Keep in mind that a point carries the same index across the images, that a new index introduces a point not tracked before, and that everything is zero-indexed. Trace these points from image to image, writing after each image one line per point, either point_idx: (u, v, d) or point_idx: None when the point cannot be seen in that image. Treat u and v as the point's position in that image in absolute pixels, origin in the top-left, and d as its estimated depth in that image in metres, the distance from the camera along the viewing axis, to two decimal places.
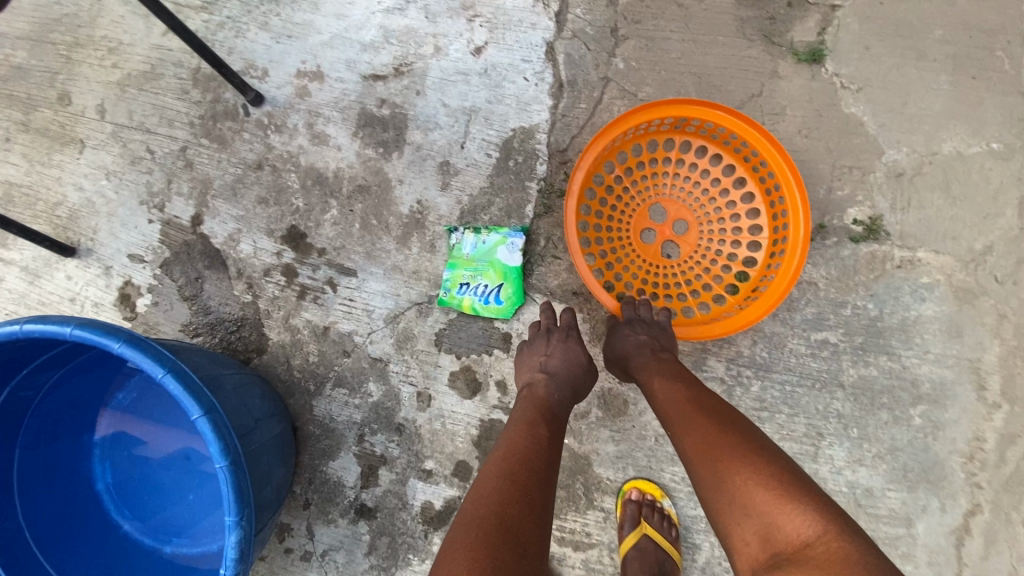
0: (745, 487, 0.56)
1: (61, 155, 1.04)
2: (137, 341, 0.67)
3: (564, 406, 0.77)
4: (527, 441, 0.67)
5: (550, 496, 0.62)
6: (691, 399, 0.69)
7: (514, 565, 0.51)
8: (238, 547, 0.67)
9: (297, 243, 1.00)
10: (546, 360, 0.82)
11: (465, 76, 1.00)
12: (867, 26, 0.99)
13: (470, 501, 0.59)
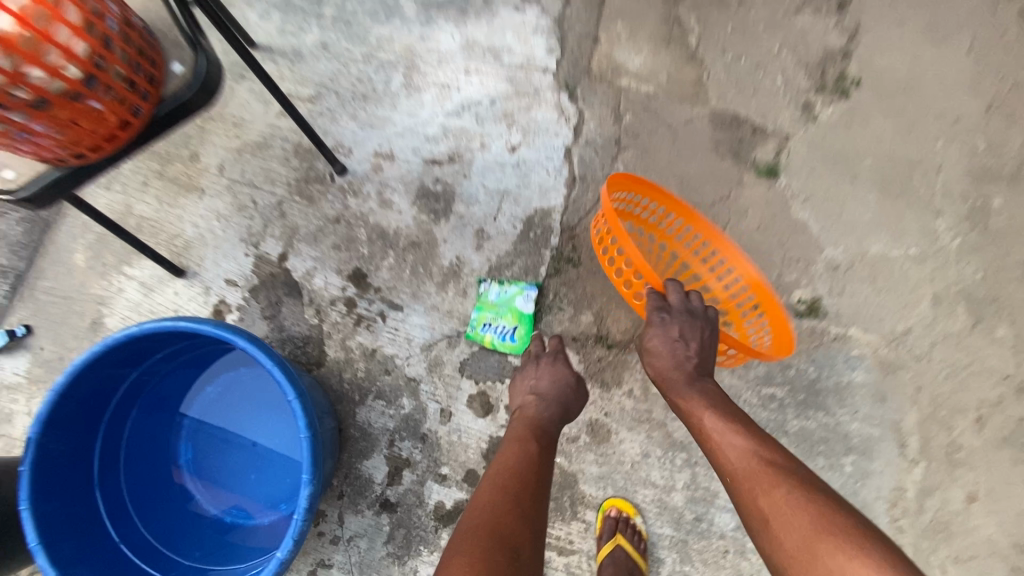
0: (845, 563, 0.66)
1: (184, 199, 1.34)
2: (254, 341, 0.94)
3: (553, 426, 0.99)
4: (522, 460, 0.89)
5: (542, 497, 0.85)
6: (763, 462, 0.81)
7: (504, 562, 0.72)
8: (308, 501, 0.90)
9: (359, 281, 1.27)
10: (536, 384, 1.05)
11: (502, 166, 1.30)
12: (812, 153, 1.29)
13: (482, 514, 0.79)
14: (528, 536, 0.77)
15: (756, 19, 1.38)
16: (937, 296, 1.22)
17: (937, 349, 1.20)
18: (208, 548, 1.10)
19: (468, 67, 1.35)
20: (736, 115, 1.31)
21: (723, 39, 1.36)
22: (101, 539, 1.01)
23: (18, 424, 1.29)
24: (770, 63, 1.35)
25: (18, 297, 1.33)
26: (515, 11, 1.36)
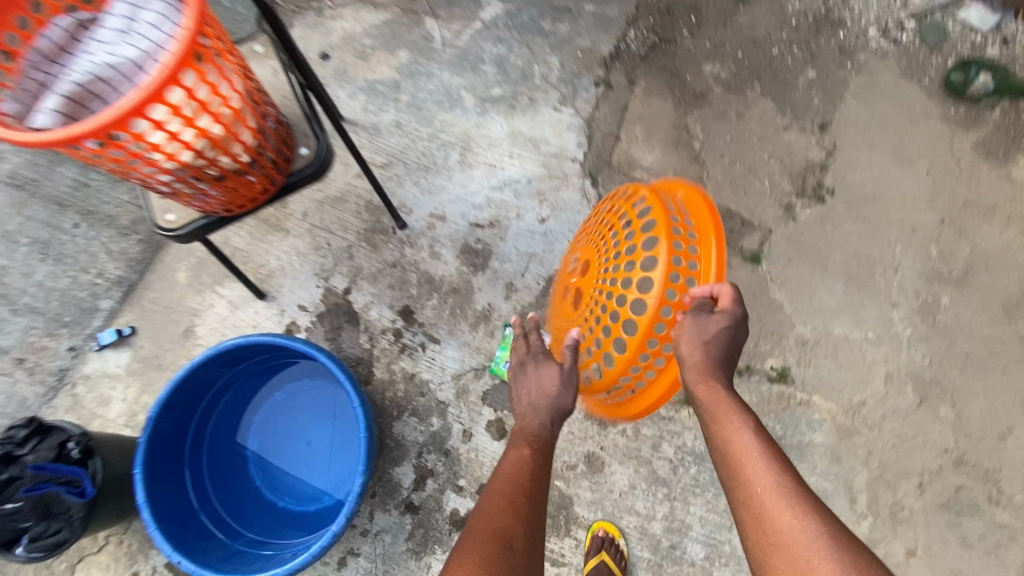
0: None
1: (271, 235, 1.65)
2: (332, 358, 1.27)
3: (548, 434, 1.10)
4: (517, 469, 1.01)
5: (539, 499, 0.99)
6: (795, 489, 0.86)
7: (498, 555, 0.86)
8: (360, 487, 1.20)
9: (407, 316, 1.55)
10: (532, 394, 1.15)
11: (533, 233, 1.59)
12: (790, 246, 1.56)
13: (484, 516, 0.92)
14: (522, 535, 0.90)
15: (750, 132, 1.69)
16: (890, 375, 1.45)
17: (887, 420, 1.41)
18: (265, 524, 1.36)
19: (512, 151, 1.69)
20: (727, 209, 1.61)
21: (722, 147, 1.68)
22: (183, 505, 1.28)
23: (114, 408, 1.57)
24: (760, 169, 1.64)
25: (128, 303, 1.63)
26: (553, 110, 1.73)
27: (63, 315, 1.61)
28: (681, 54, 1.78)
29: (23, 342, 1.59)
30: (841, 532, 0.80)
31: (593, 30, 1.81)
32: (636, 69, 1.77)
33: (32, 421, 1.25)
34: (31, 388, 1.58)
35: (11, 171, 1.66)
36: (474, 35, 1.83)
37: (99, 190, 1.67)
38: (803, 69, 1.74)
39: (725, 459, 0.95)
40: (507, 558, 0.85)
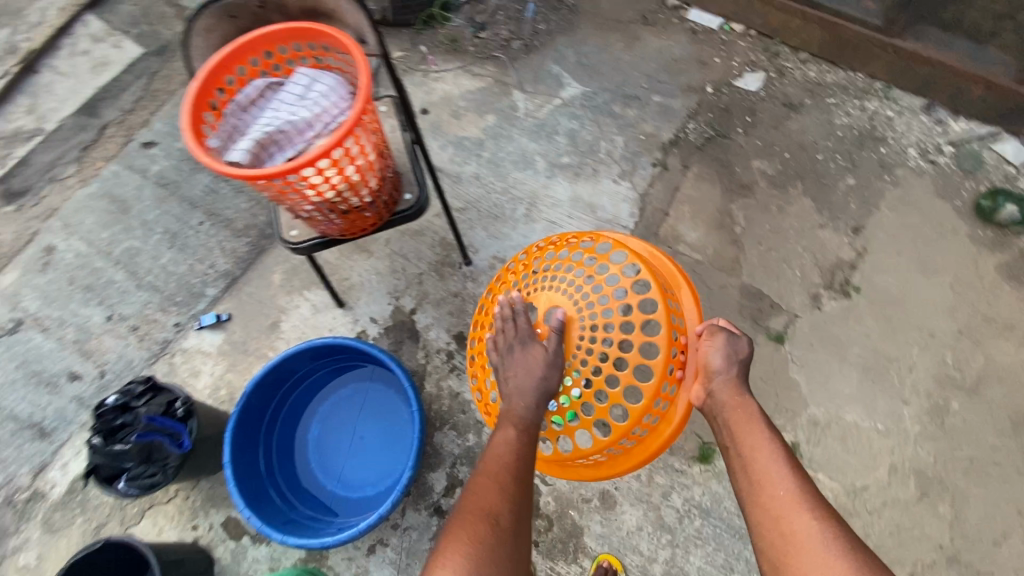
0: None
1: (356, 253, 1.92)
2: (401, 367, 1.49)
3: (532, 418, 1.26)
4: (500, 450, 1.19)
5: (526, 475, 1.17)
6: (805, 491, 1.07)
7: (486, 529, 1.05)
8: (405, 483, 1.39)
9: (460, 341, 1.77)
10: (518, 379, 1.30)
11: None
12: (813, 332, 1.72)
13: (472, 493, 1.12)
14: (507, 510, 1.09)
15: (788, 226, 1.88)
16: (894, 466, 1.57)
17: (886, 508, 1.53)
18: (314, 501, 1.57)
19: (572, 213, 1.94)
20: (758, 291, 1.79)
21: (760, 235, 1.87)
22: (254, 471, 1.51)
23: (203, 380, 1.84)
24: (793, 259, 1.83)
25: (229, 294, 1.92)
26: (613, 182, 1.98)
27: (175, 295, 1.90)
28: (733, 149, 2.01)
29: (139, 312, 1.88)
30: (850, 536, 1.00)
31: (658, 118, 2.07)
32: (691, 156, 2.01)
33: (149, 381, 1.50)
34: (138, 353, 1.85)
35: (158, 171, 1.98)
36: (553, 109, 2.12)
37: (225, 197, 1.98)
38: (843, 176, 1.93)
39: (752, 470, 1.14)
40: (494, 535, 1.05)
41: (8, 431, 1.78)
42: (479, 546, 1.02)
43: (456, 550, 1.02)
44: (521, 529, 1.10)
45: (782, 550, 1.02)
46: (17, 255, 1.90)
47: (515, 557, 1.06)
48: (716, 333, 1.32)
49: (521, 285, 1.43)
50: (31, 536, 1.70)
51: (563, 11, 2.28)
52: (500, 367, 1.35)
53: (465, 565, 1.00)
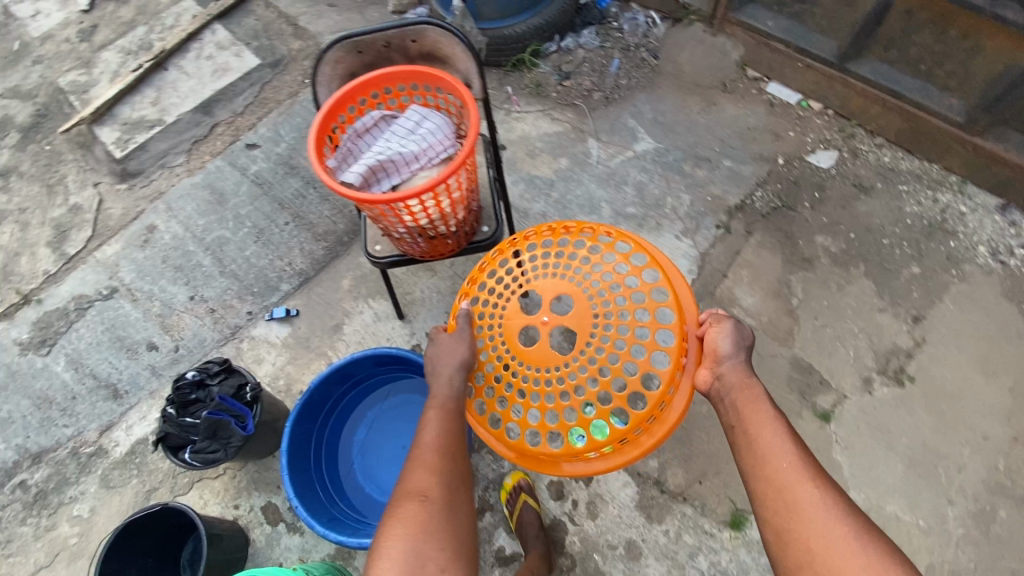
0: (862, 543, 0.96)
1: (422, 271, 2.04)
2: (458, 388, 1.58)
3: (459, 397, 1.29)
4: (425, 434, 1.24)
5: (458, 451, 1.25)
6: (810, 464, 1.07)
7: (415, 509, 1.13)
8: None
9: None
10: (448, 364, 1.30)
11: None
12: (862, 415, 1.73)
13: (403, 479, 1.19)
14: (434, 486, 1.16)
15: (846, 305, 1.90)
16: (931, 565, 1.57)
17: None
18: (351, 501, 1.66)
19: None
20: (809, 365, 1.81)
21: (816, 310, 1.90)
22: (305, 462, 1.60)
23: (265, 368, 1.97)
24: (847, 339, 1.84)
25: (300, 291, 2.06)
26: (675, 238, 2.04)
27: (252, 286, 2.05)
28: (798, 222, 2.05)
29: (219, 297, 2.03)
30: (850, 502, 1.02)
31: (726, 182, 2.13)
32: (755, 223, 2.05)
33: (226, 362, 1.63)
34: (212, 334, 2.00)
35: (256, 171, 2.16)
36: (625, 160, 2.22)
37: (311, 203, 2.14)
38: (908, 264, 1.93)
39: (756, 447, 1.12)
40: (425, 511, 1.13)
41: (85, 387, 1.93)
42: (411, 525, 1.10)
43: (396, 534, 1.10)
44: (456, 499, 1.18)
45: (786, 520, 1.03)
46: (122, 229, 2.09)
47: (454, 525, 1.14)
48: (722, 318, 1.27)
49: (514, 276, 1.34)
50: (88, 489, 1.83)
51: (646, 69, 2.38)
52: (443, 355, 1.31)
53: (406, 545, 1.08)
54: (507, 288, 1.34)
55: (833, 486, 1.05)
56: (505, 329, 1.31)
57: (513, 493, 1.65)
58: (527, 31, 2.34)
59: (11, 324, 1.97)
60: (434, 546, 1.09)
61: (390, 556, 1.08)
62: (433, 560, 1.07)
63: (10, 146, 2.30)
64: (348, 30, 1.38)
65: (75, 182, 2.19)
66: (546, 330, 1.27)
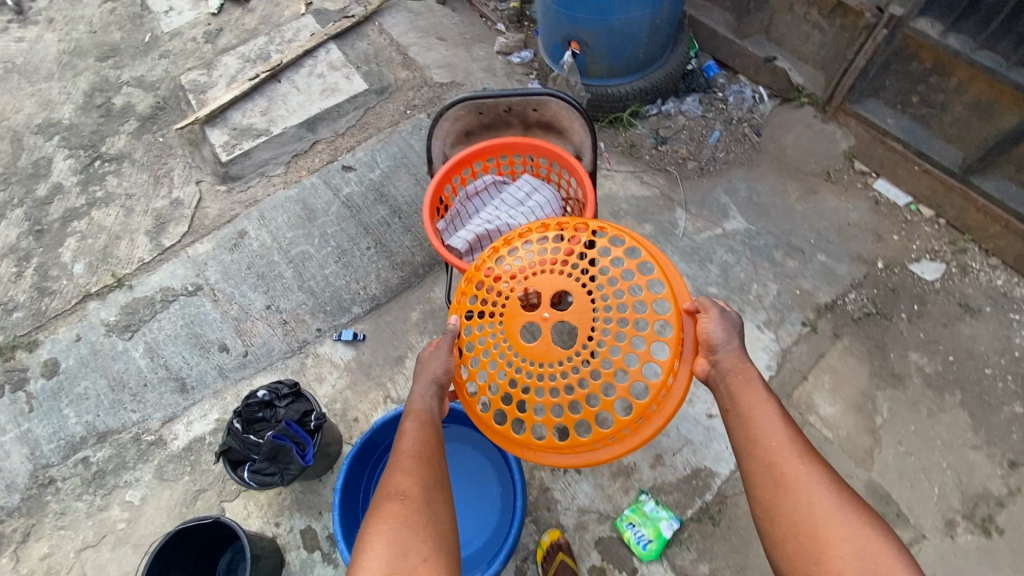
0: (848, 520, 0.96)
1: None
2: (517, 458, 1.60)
3: (437, 406, 1.23)
4: (407, 441, 1.18)
5: (439, 453, 1.18)
6: (801, 443, 1.08)
7: (398, 509, 1.06)
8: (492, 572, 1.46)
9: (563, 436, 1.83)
10: (426, 377, 1.25)
11: (695, 421, 1.82)
12: (940, 561, 1.62)
13: (383, 483, 1.11)
14: (416, 486, 1.09)
15: (935, 434, 1.78)
16: None
17: None
18: None
19: None
20: (887, 495, 1.71)
21: (901, 434, 1.78)
22: (354, 500, 1.62)
23: (324, 388, 2.00)
24: (932, 472, 1.73)
25: (370, 316, 2.09)
26: (756, 328, 1.97)
27: (326, 304, 2.10)
28: (892, 333, 1.93)
29: (293, 310, 2.09)
30: (836, 477, 1.03)
31: (818, 278, 2.04)
32: (844, 326, 1.95)
33: (295, 386, 1.67)
34: (281, 345, 2.05)
35: (348, 193, 2.22)
36: (713, 237, 2.15)
37: (394, 232, 2.18)
38: (1011, 401, 1.80)
39: (749, 428, 1.12)
40: (407, 509, 1.05)
41: (156, 376, 2.00)
42: (396, 522, 1.03)
43: (376, 531, 1.02)
44: (437, 497, 1.10)
45: (774, 498, 1.04)
46: (215, 230, 2.17)
47: (435, 520, 1.06)
48: (709, 308, 1.21)
49: (510, 276, 1.26)
50: (143, 477, 1.89)
51: (746, 145, 2.32)
52: (424, 370, 1.26)
53: (386, 538, 1.01)
54: (504, 289, 1.25)
55: (820, 461, 1.06)
56: (505, 328, 1.22)
57: (550, 550, 1.64)
58: (631, 92, 2.32)
59: (102, 304, 2.07)
60: (416, 537, 1.01)
61: (370, 552, 1.00)
62: (416, 552, 0.99)
63: (127, 132, 2.45)
64: (474, 92, 1.42)
65: (180, 177, 2.30)
66: (547, 327, 1.19)
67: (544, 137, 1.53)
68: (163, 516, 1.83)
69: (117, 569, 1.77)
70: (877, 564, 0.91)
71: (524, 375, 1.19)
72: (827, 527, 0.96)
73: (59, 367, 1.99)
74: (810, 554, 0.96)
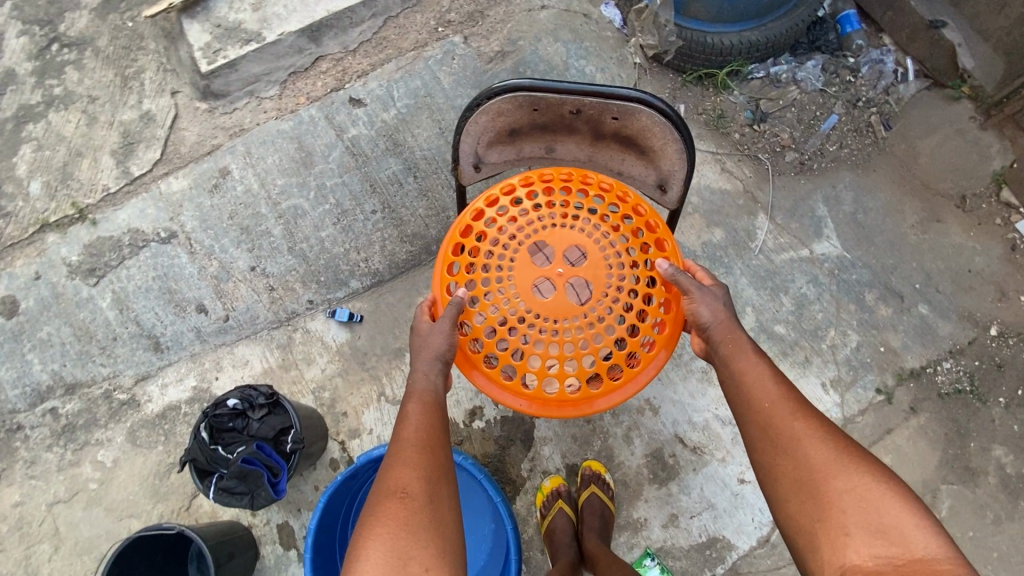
0: (852, 475, 0.93)
1: None
2: (514, 528, 1.44)
3: (440, 384, 1.11)
4: (409, 430, 1.05)
5: (444, 443, 1.07)
6: (797, 402, 1.04)
7: (398, 507, 0.94)
8: None
9: (570, 474, 1.66)
10: (428, 354, 1.11)
11: (723, 485, 1.62)
12: None
13: (383, 477, 1.00)
14: (418, 480, 0.98)
15: (993, 545, 1.55)
16: None
17: None
18: None
19: None
20: None
21: (954, 538, 1.56)
22: (330, 530, 1.52)
23: (311, 371, 1.75)
24: None
25: (370, 293, 1.79)
26: (820, 386, 1.65)
27: (320, 273, 1.78)
28: (980, 419, 1.62)
29: (281, 276, 1.78)
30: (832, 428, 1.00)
31: (911, 334, 1.68)
32: (926, 400, 1.64)
33: (273, 395, 1.45)
34: (265, 313, 1.78)
35: (354, 137, 1.81)
36: (795, 260, 1.73)
37: (406, 195, 1.80)
38: None
39: (743, 393, 1.07)
40: (410, 507, 0.94)
41: (126, 331, 1.77)
42: (397, 524, 0.92)
43: (373, 536, 0.91)
44: (441, 496, 0.99)
45: (773, 461, 1.01)
46: (192, 162, 1.81)
47: (440, 521, 0.96)
48: (691, 286, 1.11)
49: (516, 231, 1.13)
50: (114, 438, 1.74)
51: (868, 140, 1.80)
52: (424, 346, 1.11)
53: (384, 545, 0.90)
54: (509, 243, 1.13)
55: (816, 416, 1.03)
56: (515, 281, 1.11)
57: (550, 497, 1.60)
58: (736, 45, 1.77)
59: (62, 239, 1.78)
60: (418, 543, 0.90)
61: (366, 561, 0.89)
62: (417, 560, 0.89)
63: (90, 8, 1.93)
64: (534, 81, 1.07)
65: (151, 83, 1.86)
66: (561, 282, 1.10)
67: (618, 152, 1.18)
68: (136, 484, 1.72)
69: (89, 530, 1.70)
70: (880, 514, 0.88)
71: (536, 328, 1.09)
72: (830, 481, 0.93)
73: (20, 307, 1.77)
74: (811, 511, 0.94)
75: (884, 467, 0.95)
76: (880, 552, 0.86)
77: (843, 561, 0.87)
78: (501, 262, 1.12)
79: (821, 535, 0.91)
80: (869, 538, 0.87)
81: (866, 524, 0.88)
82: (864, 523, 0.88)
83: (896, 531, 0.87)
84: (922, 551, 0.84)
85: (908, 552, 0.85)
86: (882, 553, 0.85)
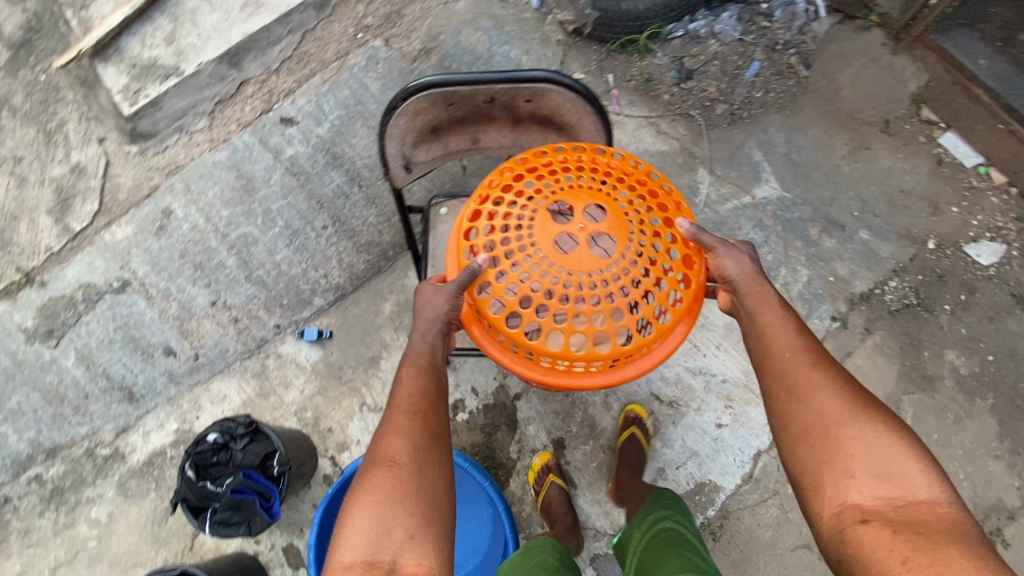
0: (865, 424, 0.94)
1: None
2: (507, 510, 1.52)
3: (438, 348, 1.10)
4: (404, 395, 1.06)
5: (438, 409, 1.07)
6: (820, 354, 1.03)
7: (385, 473, 0.97)
8: None
9: (558, 448, 1.71)
10: (429, 314, 1.09)
11: (703, 432, 1.69)
12: None
13: (376, 441, 1.03)
14: (406, 446, 1.00)
15: (958, 443, 1.65)
16: None
17: None
18: None
19: (721, 345, 1.73)
20: None
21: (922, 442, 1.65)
22: None
23: (290, 394, 1.76)
24: None
25: (335, 308, 1.80)
26: None
27: (282, 297, 1.79)
28: (930, 328, 1.71)
29: (244, 305, 1.78)
30: (849, 379, 1.00)
31: (857, 260, 1.75)
32: (878, 319, 1.72)
33: (252, 423, 1.47)
34: (235, 345, 1.78)
35: (292, 156, 1.80)
36: (738, 208, 1.79)
37: (353, 205, 1.80)
38: None
39: (766, 344, 1.06)
40: (397, 473, 0.97)
41: (98, 387, 1.76)
42: (384, 489, 0.96)
43: (360, 503, 0.95)
44: (432, 461, 1.01)
45: (784, 407, 1.01)
46: (133, 208, 1.79)
47: (429, 487, 0.98)
48: (716, 243, 1.08)
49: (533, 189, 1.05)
50: (105, 493, 1.74)
51: (790, 81, 1.86)
52: (427, 306, 1.10)
53: (370, 511, 0.94)
54: (527, 201, 1.04)
55: (833, 367, 1.02)
56: (536, 236, 1.00)
57: (541, 473, 1.63)
58: (650, 8, 1.80)
59: (14, 306, 1.76)
60: (402, 511, 0.94)
61: (352, 527, 0.94)
62: (401, 527, 0.93)
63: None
64: (443, 77, 1.08)
65: (77, 133, 1.83)
66: (585, 236, 1.00)
67: (539, 133, 1.22)
68: (135, 534, 1.72)
69: None
70: (886, 459, 0.91)
71: (560, 282, 0.97)
72: (842, 430, 0.95)
73: None
74: (818, 455, 0.95)
75: (896, 419, 0.96)
76: (881, 494, 0.89)
77: (844, 500, 0.90)
78: (520, 219, 1.02)
79: (825, 477, 0.94)
80: (872, 481, 0.90)
81: (871, 469, 0.91)
82: (870, 468, 0.91)
83: (901, 475, 0.90)
84: (925, 494, 0.87)
85: (910, 494, 0.88)
86: (884, 495, 0.88)
